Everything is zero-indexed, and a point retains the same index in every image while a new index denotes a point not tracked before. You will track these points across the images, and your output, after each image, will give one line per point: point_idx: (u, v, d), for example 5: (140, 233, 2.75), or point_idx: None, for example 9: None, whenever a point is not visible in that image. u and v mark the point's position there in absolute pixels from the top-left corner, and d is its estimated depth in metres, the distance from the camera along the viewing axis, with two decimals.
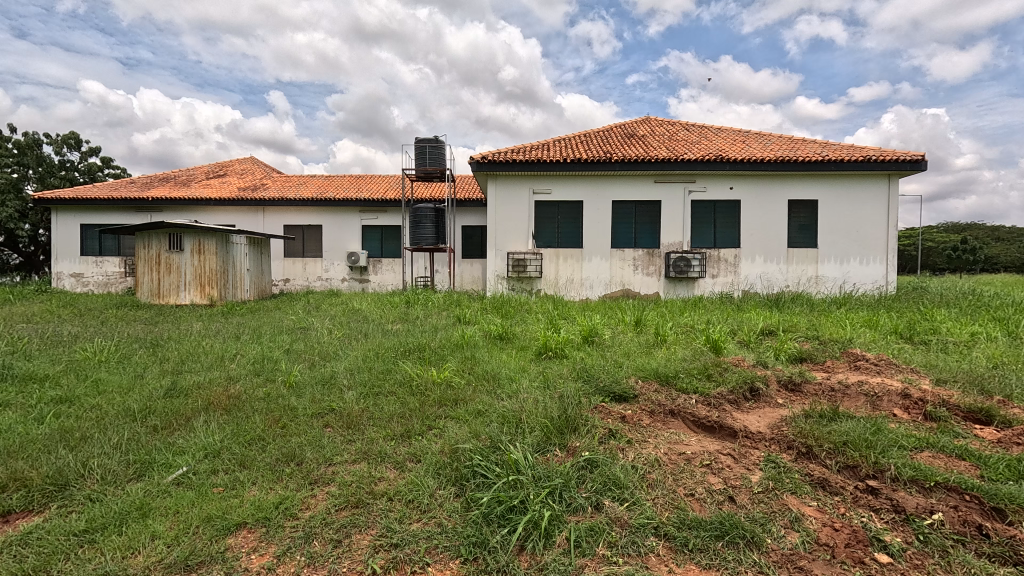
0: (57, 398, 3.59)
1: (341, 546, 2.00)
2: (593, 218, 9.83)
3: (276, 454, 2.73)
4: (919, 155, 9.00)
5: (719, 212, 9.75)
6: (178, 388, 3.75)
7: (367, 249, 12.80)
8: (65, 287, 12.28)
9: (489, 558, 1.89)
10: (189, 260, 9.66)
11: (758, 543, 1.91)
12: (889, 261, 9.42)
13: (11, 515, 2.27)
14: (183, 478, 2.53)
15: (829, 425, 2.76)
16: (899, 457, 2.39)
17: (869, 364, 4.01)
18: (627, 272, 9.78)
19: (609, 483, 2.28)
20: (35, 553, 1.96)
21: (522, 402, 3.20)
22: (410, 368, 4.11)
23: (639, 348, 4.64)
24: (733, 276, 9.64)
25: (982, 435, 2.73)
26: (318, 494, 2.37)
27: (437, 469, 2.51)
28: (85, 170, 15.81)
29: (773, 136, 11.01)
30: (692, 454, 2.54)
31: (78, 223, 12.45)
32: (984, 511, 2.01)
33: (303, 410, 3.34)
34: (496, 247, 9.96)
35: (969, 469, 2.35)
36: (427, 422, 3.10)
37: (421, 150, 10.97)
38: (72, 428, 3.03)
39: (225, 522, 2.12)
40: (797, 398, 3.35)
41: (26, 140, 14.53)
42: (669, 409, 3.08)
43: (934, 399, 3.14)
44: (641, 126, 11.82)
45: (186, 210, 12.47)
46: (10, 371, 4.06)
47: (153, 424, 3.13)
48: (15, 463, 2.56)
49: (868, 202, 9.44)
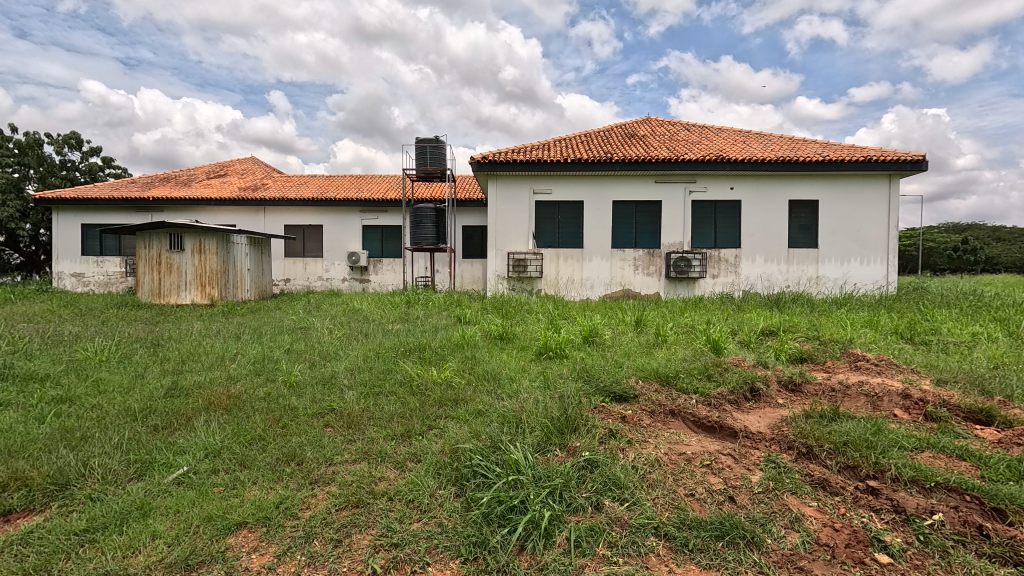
0: (57, 398, 3.59)
1: (341, 546, 2.01)
2: (593, 218, 9.83)
3: (276, 454, 2.73)
4: (919, 155, 9.00)
5: (719, 213, 9.75)
6: (178, 387, 3.76)
7: (368, 249, 12.81)
8: (65, 286, 12.29)
9: (490, 557, 1.89)
10: (190, 259, 9.67)
11: (759, 543, 1.91)
12: (890, 261, 9.42)
13: (12, 514, 2.27)
14: (183, 477, 2.53)
15: (829, 425, 2.76)
16: (900, 457, 2.39)
17: (869, 364, 4.01)
18: (627, 272, 9.78)
19: (609, 483, 2.28)
20: (35, 553, 1.97)
21: (522, 402, 3.20)
22: (410, 368, 4.11)
23: (639, 348, 4.65)
24: (734, 276, 9.63)
25: (982, 435, 2.73)
26: (318, 494, 2.38)
27: (437, 468, 2.51)
28: (86, 169, 15.83)
29: (773, 136, 11.00)
30: (693, 455, 2.54)
31: (78, 223, 12.46)
32: (984, 512, 2.02)
33: (304, 410, 3.35)
34: (496, 247, 9.96)
35: (969, 470, 2.35)
36: (427, 422, 3.11)
37: (421, 150, 10.97)
38: (72, 427, 3.04)
39: (226, 522, 2.12)
40: (797, 398, 3.35)
41: (27, 139, 14.55)
42: (669, 409, 3.08)
43: (934, 400, 3.14)
44: (641, 126, 11.82)
45: (187, 210, 12.49)
46: (11, 371, 4.07)
47: (153, 424, 3.13)
48: (15, 463, 2.56)
49: (869, 203, 9.44)
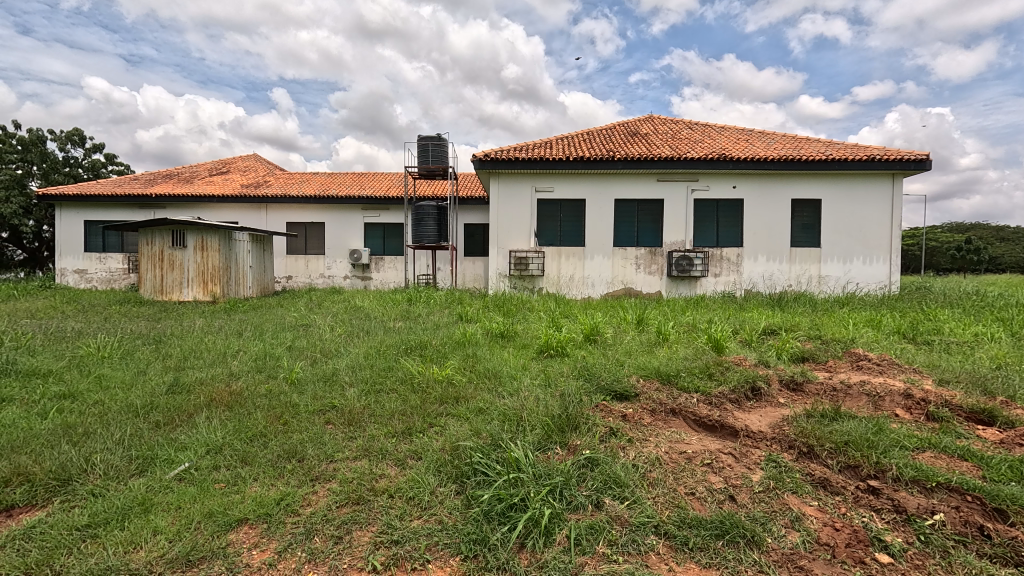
0: (60, 393, 3.60)
1: (342, 542, 2.01)
2: (596, 217, 9.82)
3: (278, 451, 2.74)
4: (923, 155, 8.96)
5: (722, 212, 9.72)
6: (180, 384, 3.77)
7: (370, 246, 12.81)
8: (68, 283, 12.33)
9: (490, 555, 1.89)
10: (192, 256, 9.69)
11: (759, 543, 1.91)
12: (893, 260, 9.38)
13: (14, 508, 2.29)
14: (185, 473, 2.54)
15: (831, 425, 2.76)
16: (901, 457, 2.38)
17: (872, 364, 3.99)
18: (629, 270, 9.77)
19: (610, 481, 2.28)
20: (38, 548, 1.98)
21: (522, 400, 3.20)
22: (411, 366, 4.11)
23: (640, 347, 4.64)
24: (736, 275, 9.61)
25: (985, 436, 2.72)
26: (319, 491, 2.38)
27: (437, 466, 2.51)
28: (89, 166, 15.87)
29: (776, 135, 10.96)
30: (694, 453, 2.54)
31: (81, 219, 12.48)
32: (985, 512, 2.01)
33: (305, 407, 3.35)
34: (498, 245, 9.95)
35: (970, 470, 2.34)
36: (428, 420, 3.11)
37: (423, 148, 10.97)
38: (74, 423, 3.05)
39: (227, 518, 2.13)
40: (799, 398, 3.34)
41: (31, 136, 14.60)
42: (670, 408, 3.07)
43: (936, 400, 3.12)
44: (644, 125, 11.78)
45: (189, 207, 12.51)
46: (13, 366, 4.08)
47: (155, 420, 3.15)
48: (17, 459, 2.57)
49: (872, 202, 9.41)
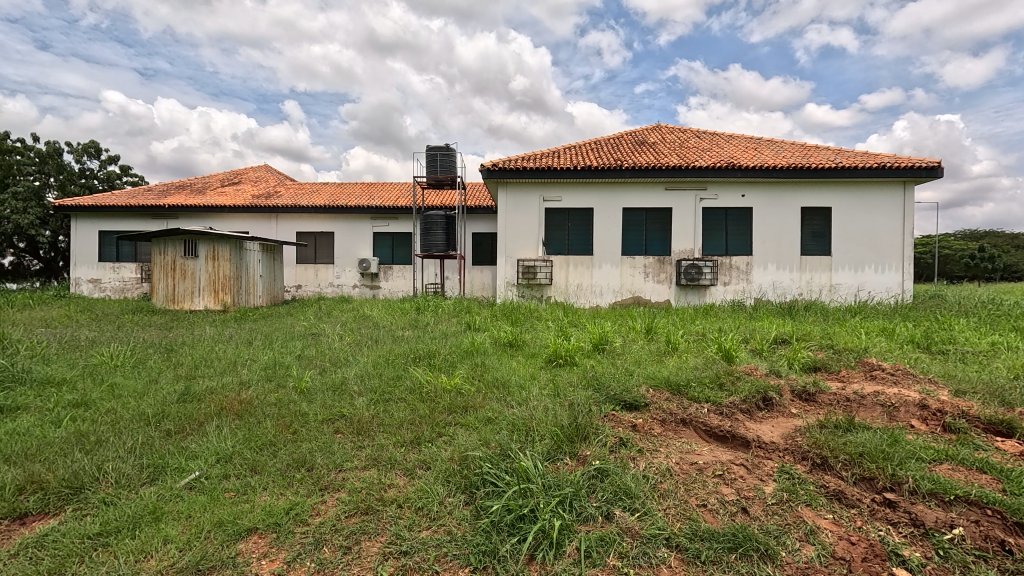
0: (73, 401, 3.67)
1: (351, 553, 2.01)
2: (603, 226, 9.83)
3: (287, 460, 2.75)
4: (935, 162, 8.92)
5: (731, 220, 9.68)
6: (191, 393, 3.81)
7: (379, 255, 12.94)
8: (82, 292, 12.55)
9: (499, 566, 1.89)
10: (203, 266, 9.85)
11: (773, 556, 1.87)
12: (906, 268, 9.26)
13: (28, 516, 2.31)
14: (195, 482, 2.56)
15: (844, 435, 2.71)
16: (917, 469, 2.34)
17: (885, 374, 3.93)
18: (637, 279, 9.74)
19: (619, 492, 2.26)
20: (50, 556, 2.00)
21: (532, 410, 3.18)
22: (420, 375, 4.13)
23: (650, 357, 4.61)
24: (745, 284, 9.54)
25: (1004, 448, 2.66)
26: (328, 500, 2.39)
27: (446, 477, 2.50)
28: (105, 177, 16.24)
29: (785, 143, 10.90)
30: (705, 464, 2.52)
31: (96, 229, 12.73)
32: (1005, 527, 1.97)
33: (314, 416, 3.37)
34: (507, 254, 9.99)
35: (990, 483, 2.28)
36: (436, 429, 3.11)
37: (432, 158, 11.11)
38: (87, 431, 3.10)
39: (236, 527, 2.14)
40: (812, 408, 3.31)
41: (49, 148, 14.96)
42: (680, 418, 3.05)
43: (953, 411, 3.08)
44: (651, 134, 11.78)
45: (201, 217, 12.72)
46: (29, 374, 4.17)
47: (166, 428, 3.18)
48: (31, 466, 2.62)
49: (883, 210, 9.32)
